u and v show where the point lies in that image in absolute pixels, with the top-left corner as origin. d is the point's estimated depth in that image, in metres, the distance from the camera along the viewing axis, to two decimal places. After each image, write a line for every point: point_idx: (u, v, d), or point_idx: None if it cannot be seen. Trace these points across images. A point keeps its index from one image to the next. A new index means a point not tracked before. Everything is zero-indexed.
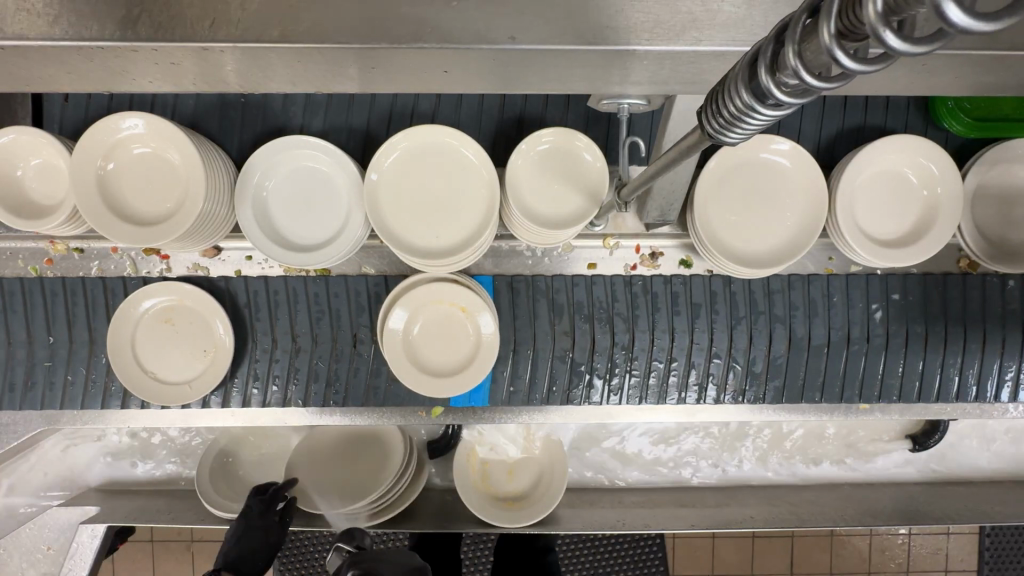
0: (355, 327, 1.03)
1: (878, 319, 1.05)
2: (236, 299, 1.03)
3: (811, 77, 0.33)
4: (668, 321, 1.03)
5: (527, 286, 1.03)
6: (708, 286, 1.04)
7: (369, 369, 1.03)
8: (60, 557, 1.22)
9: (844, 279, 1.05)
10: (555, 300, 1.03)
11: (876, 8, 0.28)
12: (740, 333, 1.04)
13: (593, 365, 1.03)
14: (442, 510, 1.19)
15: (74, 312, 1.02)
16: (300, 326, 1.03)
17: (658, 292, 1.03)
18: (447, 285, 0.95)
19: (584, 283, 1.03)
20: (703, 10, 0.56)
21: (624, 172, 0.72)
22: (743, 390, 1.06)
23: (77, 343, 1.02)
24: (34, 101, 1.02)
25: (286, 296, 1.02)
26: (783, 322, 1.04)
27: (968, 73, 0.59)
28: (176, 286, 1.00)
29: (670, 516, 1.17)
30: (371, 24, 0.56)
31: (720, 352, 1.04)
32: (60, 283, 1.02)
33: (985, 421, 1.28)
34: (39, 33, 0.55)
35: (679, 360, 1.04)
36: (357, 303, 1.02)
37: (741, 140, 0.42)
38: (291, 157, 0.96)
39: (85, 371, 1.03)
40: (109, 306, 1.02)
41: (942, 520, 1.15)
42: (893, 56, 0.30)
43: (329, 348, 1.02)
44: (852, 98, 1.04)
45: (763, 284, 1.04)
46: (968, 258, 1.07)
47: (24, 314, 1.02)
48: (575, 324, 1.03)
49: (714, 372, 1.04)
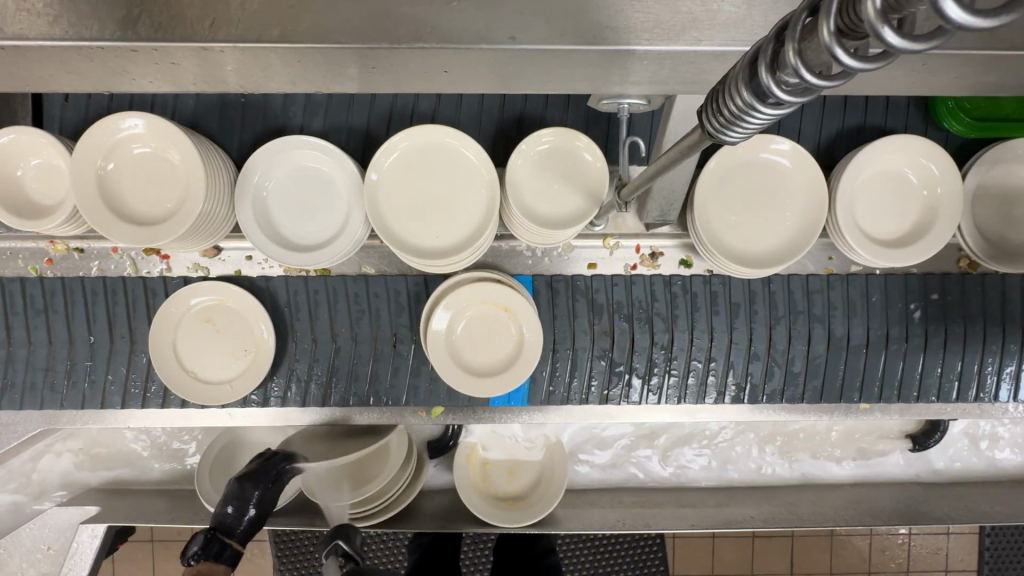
0: (395, 328, 1.03)
1: (917, 319, 1.05)
2: (277, 299, 1.03)
3: (811, 76, 0.33)
4: (707, 321, 1.03)
5: (567, 286, 1.03)
6: (747, 286, 1.04)
7: (409, 369, 1.03)
8: (60, 557, 1.22)
9: (882, 279, 1.05)
10: (595, 300, 1.03)
11: (876, 5, 0.28)
12: (779, 333, 1.04)
13: (632, 365, 1.04)
14: (442, 511, 1.19)
15: (115, 312, 1.02)
16: (340, 326, 1.03)
17: (697, 292, 1.04)
18: (489, 286, 0.94)
19: (623, 283, 1.04)
20: (703, 11, 0.56)
21: (623, 172, 0.72)
22: (784, 391, 1.06)
23: (118, 342, 1.03)
24: (33, 101, 1.02)
25: (327, 295, 1.03)
26: (821, 322, 1.04)
27: (968, 73, 0.59)
28: (220, 286, 1.00)
29: (670, 516, 1.18)
30: (371, 24, 0.56)
31: (759, 353, 1.04)
32: (101, 283, 1.02)
33: (985, 422, 1.28)
34: (39, 32, 0.55)
35: (717, 361, 1.04)
36: (396, 303, 1.03)
37: (741, 140, 0.42)
38: (289, 157, 0.95)
39: (125, 371, 1.03)
40: (150, 306, 1.02)
41: (942, 520, 1.15)
42: (893, 53, 0.30)
43: (369, 348, 1.03)
44: (852, 98, 1.04)
45: (802, 283, 1.04)
46: (968, 258, 1.07)
47: (65, 314, 1.02)
48: (615, 323, 1.03)
49: (754, 372, 1.05)
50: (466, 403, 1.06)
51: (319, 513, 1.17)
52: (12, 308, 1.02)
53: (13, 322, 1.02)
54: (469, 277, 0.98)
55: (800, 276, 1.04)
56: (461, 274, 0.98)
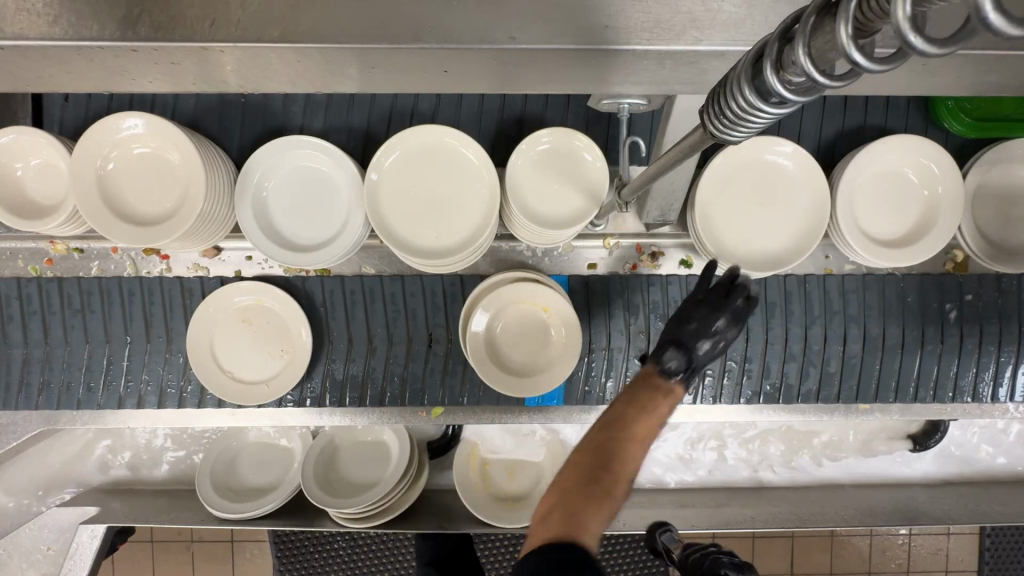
0: (430, 326, 1.02)
1: (952, 319, 1.05)
2: (312, 298, 1.02)
3: (819, 75, 0.33)
4: (743, 322, 1.03)
5: (602, 286, 1.02)
6: (784, 285, 1.03)
7: (444, 370, 1.02)
8: (59, 558, 1.22)
9: (918, 279, 1.05)
10: (630, 300, 1.02)
11: (904, 9, 0.28)
12: (814, 333, 1.04)
13: None
14: (441, 511, 1.19)
15: (152, 312, 1.01)
16: (376, 327, 1.02)
17: None
18: (530, 286, 0.95)
19: (659, 283, 1.02)
20: (704, 10, 0.56)
21: (623, 172, 0.72)
22: (818, 392, 1.06)
23: (155, 340, 1.02)
24: (33, 101, 1.02)
25: (362, 295, 1.02)
26: (857, 323, 1.04)
27: (969, 73, 0.59)
28: (259, 287, 1.00)
29: (670, 516, 1.17)
30: (372, 24, 0.56)
31: (795, 353, 1.04)
32: (137, 283, 1.01)
33: (986, 422, 1.28)
34: (39, 32, 0.55)
35: (753, 361, 1.04)
36: (432, 303, 1.02)
37: (744, 139, 0.42)
38: (288, 157, 0.95)
39: (161, 372, 1.02)
40: (186, 305, 1.01)
41: (943, 520, 1.15)
42: (910, 55, 0.30)
43: (403, 348, 1.02)
44: (852, 99, 1.04)
45: (838, 283, 1.04)
46: (953, 261, 1.09)
47: (103, 314, 1.01)
48: (651, 322, 1.01)
49: (791, 372, 1.04)
50: (466, 404, 1.05)
51: (319, 514, 1.17)
52: (49, 308, 1.01)
53: (49, 322, 1.01)
54: (507, 278, 0.99)
55: (835, 277, 1.04)
56: (500, 274, 0.98)
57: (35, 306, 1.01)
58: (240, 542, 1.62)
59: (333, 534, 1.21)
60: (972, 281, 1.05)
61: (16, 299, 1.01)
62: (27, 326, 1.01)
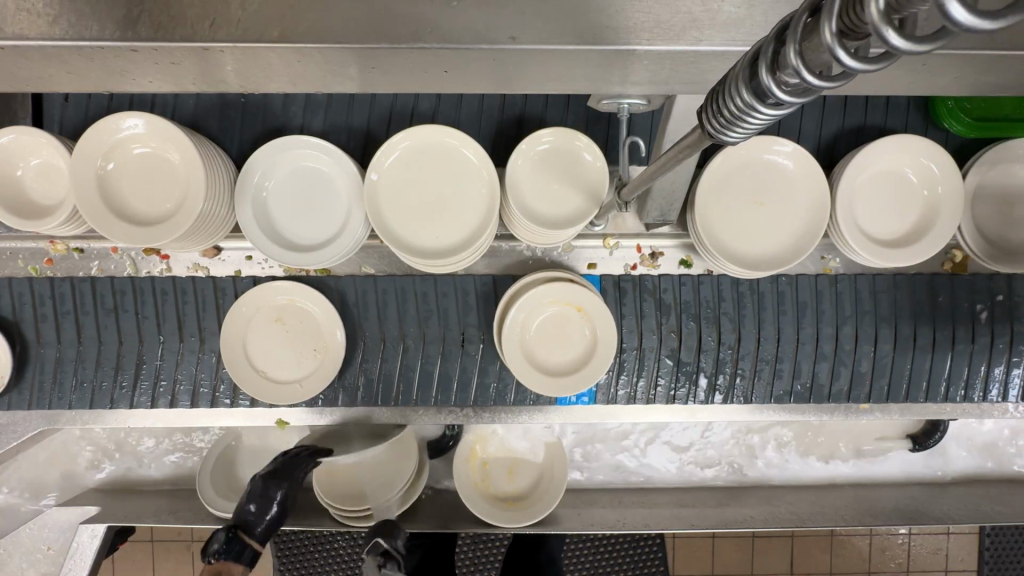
0: (463, 328, 1.02)
1: (984, 319, 1.05)
2: (346, 296, 1.02)
3: (811, 76, 0.33)
4: (774, 322, 1.04)
5: (634, 286, 1.03)
6: (815, 285, 1.04)
7: (477, 369, 1.03)
8: (60, 558, 1.22)
9: (950, 279, 1.05)
10: (662, 300, 1.03)
11: (880, 7, 0.28)
12: (846, 333, 1.04)
13: (699, 365, 1.04)
14: (442, 511, 1.20)
15: (184, 311, 1.02)
16: (408, 327, 1.02)
17: (765, 291, 1.04)
18: (566, 287, 0.95)
19: (690, 283, 1.03)
20: (703, 11, 0.56)
21: (623, 172, 0.72)
22: (849, 391, 1.06)
23: (188, 340, 1.02)
24: (33, 101, 1.02)
25: (394, 296, 1.02)
26: (888, 323, 1.04)
27: (968, 73, 0.59)
28: (291, 287, 0.99)
29: (670, 516, 1.18)
30: (371, 25, 0.56)
31: (825, 353, 1.04)
32: (170, 283, 1.02)
33: (986, 422, 1.28)
34: (39, 32, 0.55)
35: (784, 362, 1.04)
36: (464, 303, 1.02)
37: (741, 140, 0.42)
38: (287, 156, 0.95)
39: (194, 370, 1.03)
40: (220, 305, 1.02)
41: (943, 520, 1.15)
42: (895, 55, 0.30)
43: (437, 348, 1.02)
44: (852, 99, 1.04)
45: (869, 283, 1.04)
46: (951, 261, 1.08)
47: (135, 313, 1.02)
48: (682, 321, 1.03)
49: (821, 372, 1.05)
50: (467, 404, 1.05)
51: (320, 514, 1.18)
52: (83, 308, 1.02)
53: (82, 321, 1.02)
54: (541, 278, 0.98)
55: (867, 277, 1.04)
56: (533, 274, 0.98)
57: (68, 306, 1.02)
58: None
59: (333, 534, 1.21)
60: (979, 281, 1.05)
61: (50, 299, 1.02)
62: (60, 325, 1.02)
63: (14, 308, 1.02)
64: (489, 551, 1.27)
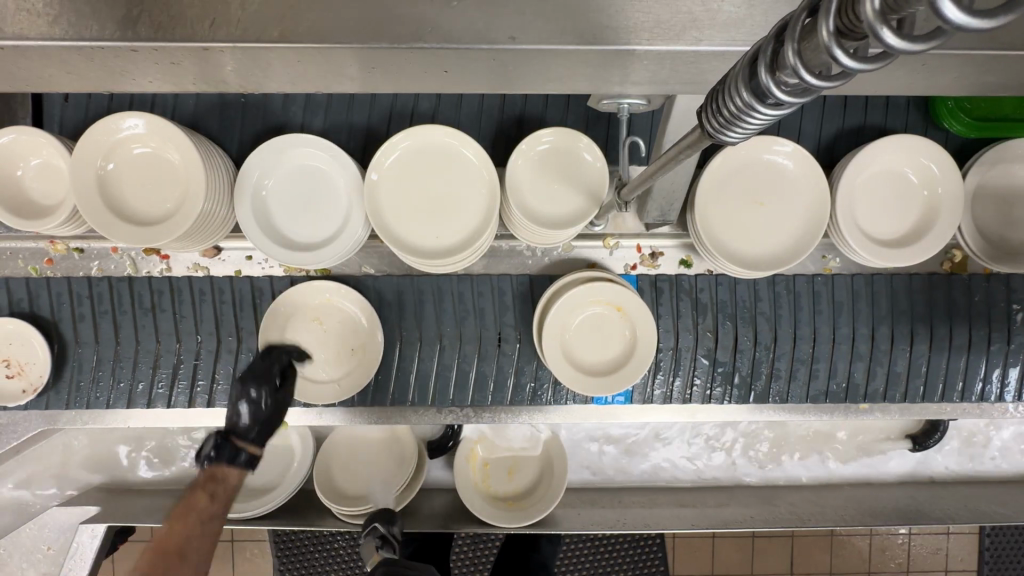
0: (500, 327, 1.03)
1: (1020, 320, 1.05)
2: (383, 296, 1.03)
3: (810, 76, 0.33)
4: (810, 323, 1.04)
5: (671, 286, 1.03)
6: (851, 285, 1.04)
7: (513, 368, 1.03)
8: (60, 557, 1.22)
9: (971, 279, 1.05)
10: (698, 300, 1.03)
11: (875, 6, 0.28)
12: (882, 334, 1.04)
13: (735, 366, 1.04)
14: (442, 511, 1.20)
15: (222, 312, 1.02)
16: (446, 326, 1.02)
17: (800, 291, 1.04)
18: (604, 286, 0.95)
19: (727, 283, 1.03)
20: (703, 11, 0.56)
21: (623, 172, 0.72)
22: (885, 392, 1.06)
23: (225, 341, 1.02)
24: (33, 101, 1.02)
25: (431, 295, 1.02)
26: (923, 323, 1.04)
27: (969, 73, 0.59)
28: (323, 286, 1.00)
29: (670, 516, 1.18)
30: (371, 25, 0.56)
31: (861, 353, 1.04)
32: (208, 283, 1.02)
33: (987, 422, 1.28)
34: (40, 33, 0.55)
35: (821, 363, 1.04)
36: (501, 302, 1.03)
37: (741, 140, 0.42)
38: (287, 157, 0.95)
39: (231, 368, 1.03)
40: (258, 306, 1.02)
41: (943, 520, 1.15)
42: (893, 54, 0.30)
43: (474, 348, 1.02)
44: (852, 99, 1.04)
45: (905, 281, 1.05)
46: (950, 258, 1.08)
47: (174, 313, 1.02)
48: (718, 322, 1.03)
49: (857, 372, 1.05)
50: (468, 404, 1.05)
51: (320, 514, 1.18)
52: (120, 308, 1.02)
53: (120, 321, 1.02)
54: (579, 279, 0.98)
55: (903, 275, 1.05)
56: (573, 274, 0.98)
57: (106, 305, 1.02)
58: (240, 542, 1.62)
59: (334, 534, 1.21)
60: (981, 281, 1.05)
61: (87, 299, 1.02)
62: (98, 325, 1.02)
63: (52, 309, 1.02)
64: (488, 551, 1.29)
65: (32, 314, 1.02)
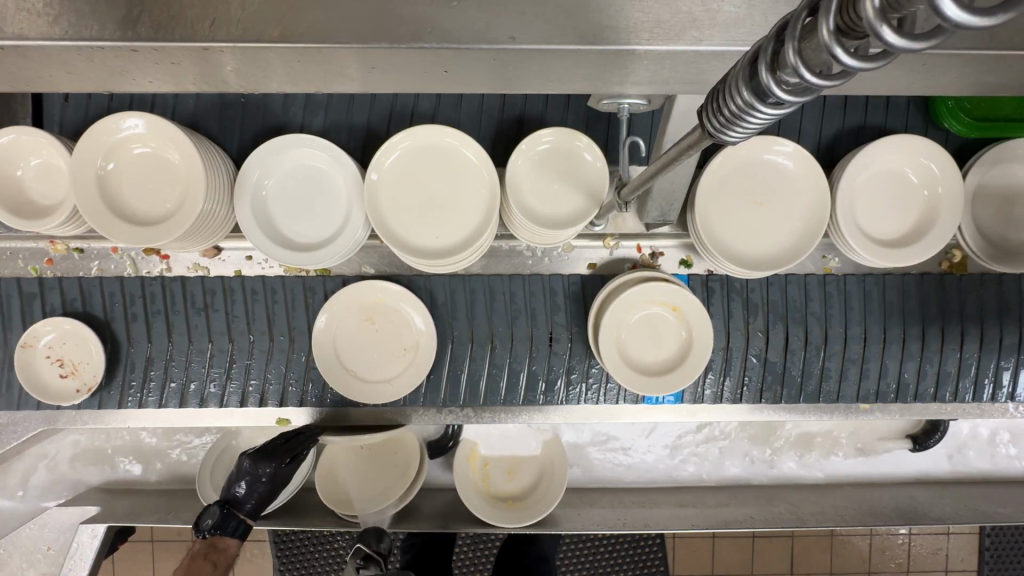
0: (551, 327, 1.03)
1: None
2: (434, 296, 1.03)
3: (810, 76, 0.33)
4: (861, 322, 1.04)
5: (722, 285, 1.04)
6: (902, 285, 1.05)
7: (565, 367, 1.03)
8: (59, 558, 1.22)
9: (982, 279, 1.05)
10: (749, 299, 1.04)
11: (875, 4, 0.28)
12: (932, 333, 1.05)
13: (787, 366, 1.05)
14: (441, 511, 1.20)
15: (274, 311, 1.02)
16: (498, 326, 1.03)
17: (851, 290, 1.04)
18: (663, 286, 0.95)
19: (771, 283, 1.04)
20: (703, 11, 0.56)
21: (623, 172, 0.72)
22: (934, 392, 1.07)
23: (278, 341, 1.02)
24: (34, 101, 1.02)
25: (484, 295, 1.03)
26: (973, 324, 1.05)
27: (970, 73, 0.59)
28: (377, 285, 0.98)
29: (669, 516, 1.18)
30: (371, 25, 0.56)
31: (912, 353, 1.05)
32: (260, 283, 1.02)
33: (987, 422, 1.28)
34: (39, 32, 0.55)
35: (871, 363, 1.05)
36: (553, 302, 1.03)
37: (741, 140, 0.42)
38: (287, 157, 0.95)
39: (284, 368, 1.03)
40: (309, 305, 1.02)
41: (942, 520, 1.15)
42: (893, 52, 0.30)
43: (525, 348, 1.03)
44: (853, 99, 1.04)
45: (955, 281, 1.05)
46: (948, 259, 1.08)
47: (226, 313, 1.02)
48: (769, 322, 1.04)
49: (908, 372, 1.06)
50: (468, 404, 1.05)
51: (319, 514, 1.18)
52: (172, 307, 1.02)
53: (173, 320, 1.02)
54: (636, 278, 0.97)
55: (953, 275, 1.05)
56: (627, 274, 0.98)
57: (159, 305, 1.02)
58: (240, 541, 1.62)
59: (333, 534, 1.21)
60: (986, 281, 1.05)
61: (140, 299, 1.02)
62: (151, 324, 1.02)
63: (105, 308, 1.02)
64: (489, 551, 1.29)
65: (86, 314, 1.02)
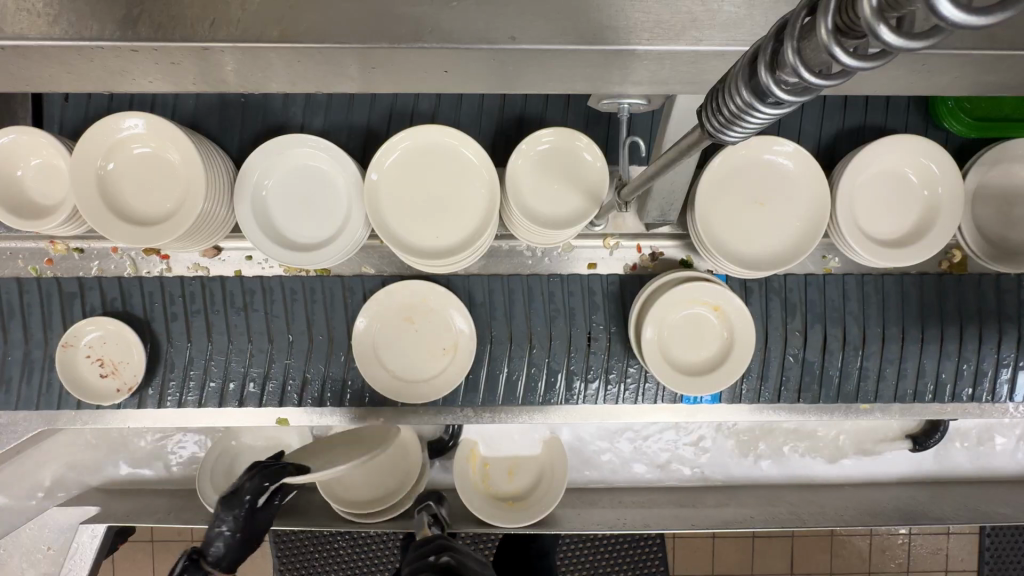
0: (590, 327, 1.03)
1: None
2: (472, 296, 1.03)
3: (810, 76, 0.33)
4: (898, 322, 1.05)
5: (760, 286, 1.04)
6: (935, 286, 1.05)
7: (603, 366, 1.03)
8: (59, 557, 1.20)
9: (987, 279, 1.05)
10: (788, 300, 1.04)
11: (872, 4, 0.28)
12: (970, 333, 1.05)
13: (826, 365, 1.05)
14: None
15: (313, 312, 1.03)
16: (537, 325, 1.03)
17: (889, 291, 1.05)
18: (705, 287, 0.95)
19: (772, 283, 1.04)
20: (703, 11, 0.56)
21: (623, 172, 0.72)
22: (971, 391, 1.07)
23: (317, 342, 1.02)
24: (33, 101, 1.03)
25: (522, 294, 1.03)
26: (1010, 323, 1.05)
27: (969, 73, 0.59)
28: (416, 286, 0.98)
29: (669, 516, 1.18)
30: (371, 24, 0.56)
31: (949, 352, 1.05)
32: (300, 283, 1.02)
33: (988, 422, 1.28)
34: (39, 32, 0.55)
35: (909, 363, 1.05)
36: (591, 302, 1.03)
37: (741, 140, 0.42)
38: (286, 158, 0.95)
39: (323, 367, 1.03)
40: (348, 305, 1.03)
41: (941, 520, 1.15)
42: (892, 51, 0.30)
43: (564, 347, 1.03)
44: (853, 99, 1.04)
45: (992, 283, 1.05)
46: (948, 260, 1.08)
47: (266, 313, 1.02)
48: (807, 322, 1.04)
49: (945, 372, 1.06)
50: (468, 404, 1.05)
51: (318, 514, 1.18)
52: (212, 307, 1.02)
53: (212, 320, 1.02)
54: (677, 278, 0.97)
55: (990, 277, 1.05)
56: (668, 275, 0.98)
57: (198, 304, 1.02)
58: None
59: (334, 534, 1.21)
60: (991, 282, 1.05)
61: (180, 298, 1.02)
62: (190, 323, 1.02)
63: (144, 308, 1.02)
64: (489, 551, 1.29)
65: (125, 313, 1.02)
